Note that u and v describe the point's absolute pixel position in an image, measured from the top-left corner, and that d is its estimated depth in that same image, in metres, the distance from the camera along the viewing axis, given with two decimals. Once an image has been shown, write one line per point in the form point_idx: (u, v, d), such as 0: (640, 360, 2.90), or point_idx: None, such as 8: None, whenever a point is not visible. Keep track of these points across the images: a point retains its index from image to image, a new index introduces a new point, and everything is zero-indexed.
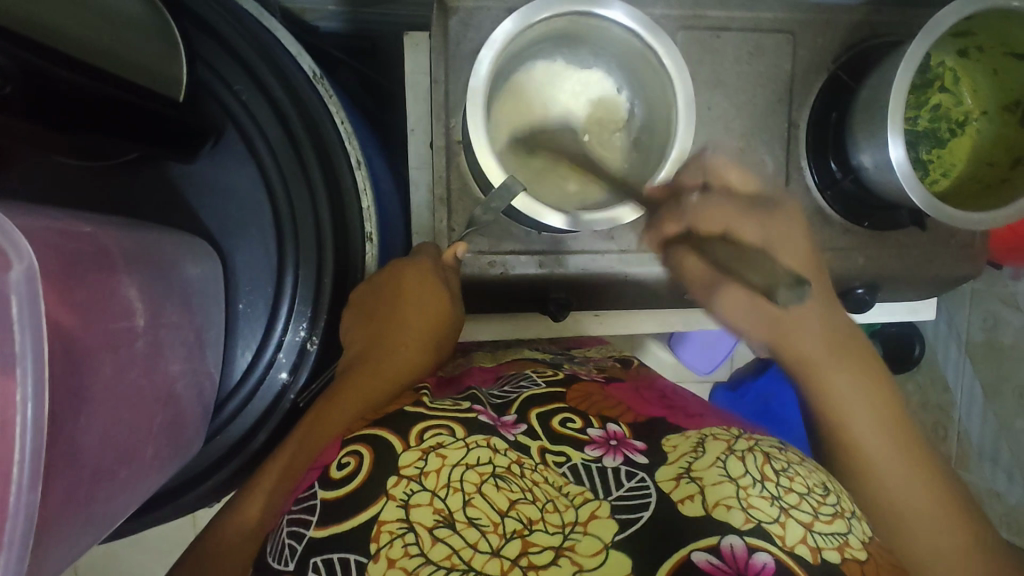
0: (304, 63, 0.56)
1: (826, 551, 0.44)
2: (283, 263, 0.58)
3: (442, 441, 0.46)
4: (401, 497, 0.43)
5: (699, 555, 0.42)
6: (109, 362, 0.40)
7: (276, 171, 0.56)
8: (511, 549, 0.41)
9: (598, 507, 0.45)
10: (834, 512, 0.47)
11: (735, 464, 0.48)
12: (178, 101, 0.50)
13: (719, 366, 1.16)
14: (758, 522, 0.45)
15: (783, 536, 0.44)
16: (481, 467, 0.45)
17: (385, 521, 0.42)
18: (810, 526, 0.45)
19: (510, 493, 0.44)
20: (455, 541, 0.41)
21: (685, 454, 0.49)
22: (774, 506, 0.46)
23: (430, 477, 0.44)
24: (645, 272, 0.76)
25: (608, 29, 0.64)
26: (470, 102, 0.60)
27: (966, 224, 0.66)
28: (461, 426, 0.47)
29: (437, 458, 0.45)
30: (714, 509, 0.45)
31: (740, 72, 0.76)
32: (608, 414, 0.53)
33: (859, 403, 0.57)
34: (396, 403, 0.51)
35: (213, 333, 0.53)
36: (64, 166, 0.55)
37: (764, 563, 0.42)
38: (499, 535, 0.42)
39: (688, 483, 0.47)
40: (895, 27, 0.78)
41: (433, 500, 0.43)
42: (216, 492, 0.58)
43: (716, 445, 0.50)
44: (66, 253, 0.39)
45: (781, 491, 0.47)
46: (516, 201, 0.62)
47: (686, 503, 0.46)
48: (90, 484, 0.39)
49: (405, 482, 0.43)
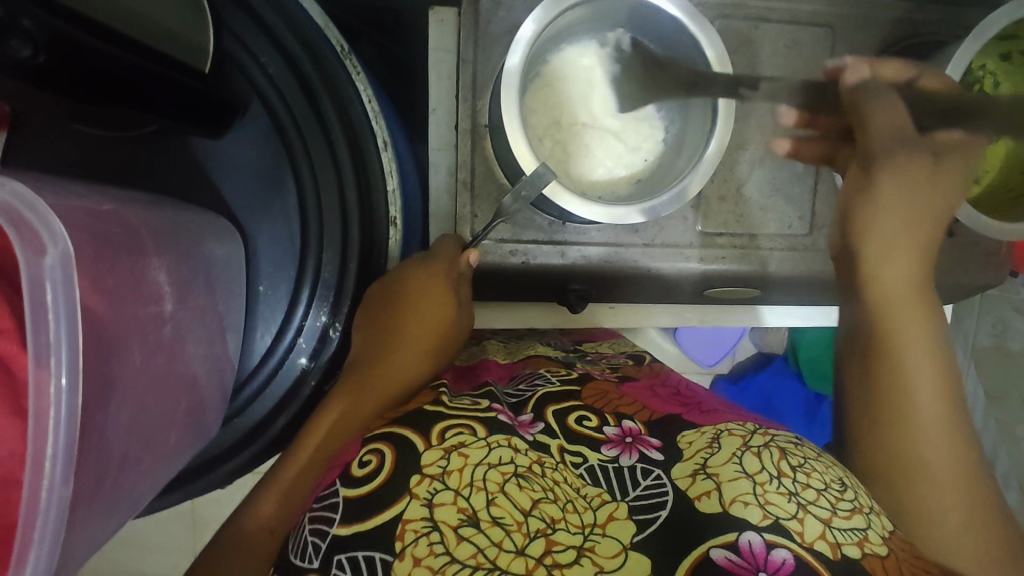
0: (332, 34, 0.53)
1: (846, 546, 0.43)
2: (306, 243, 0.56)
3: (464, 440, 0.45)
4: (425, 496, 0.42)
5: (718, 551, 0.42)
6: (138, 348, 0.38)
7: (300, 148, 0.54)
8: (536, 548, 0.41)
9: (616, 509, 0.45)
10: (853, 507, 0.45)
11: (751, 460, 0.47)
12: (203, 73, 0.47)
13: (723, 359, 1.15)
14: (776, 518, 0.44)
15: (802, 531, 0.43)
16: (503, 466, 0.44)
17: (410, 519, 0.41)
18: (829, 521, 0.44)
19: (532, 493, 0.44)
20: (479, 541, 0.40)
21: (700, 450, 0.49)
22: (792, 502, 0.44)
23: (453, 476, 0.43)
24: (668, 266, 0.75)
25: (650, 14, 0.62)
26: (505, 84, 0.58)
27: (999, 232, 0.65)
28: (484, 426, 0.47)
29: (459, 457, 0.44)
30: (731, 506, 0.45)
31: (776, 65, 0.74)
32: (624, 411, 0.53)
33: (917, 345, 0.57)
34: (414, 402, 0.50)
35: (234, 315, 0.51)
36: (80, 134, 0.53)
37: (783, 559, 0.41)
38: (524, 534, 0.41)
39: (705, 479, 0.47)
40: (939, 25, 0.76)
41: (457, 499, 0.42)
42: (232, 475, 0.57)
43: (732, 440, 0.50)
44: (95, 234, 0.37)
45: (798, 487, 0.46)
46: (547, 188, 0.60)
47: (702, 500, 0.46)
48: (118, 473, 0.37)
49: (428, 481, 0.43)
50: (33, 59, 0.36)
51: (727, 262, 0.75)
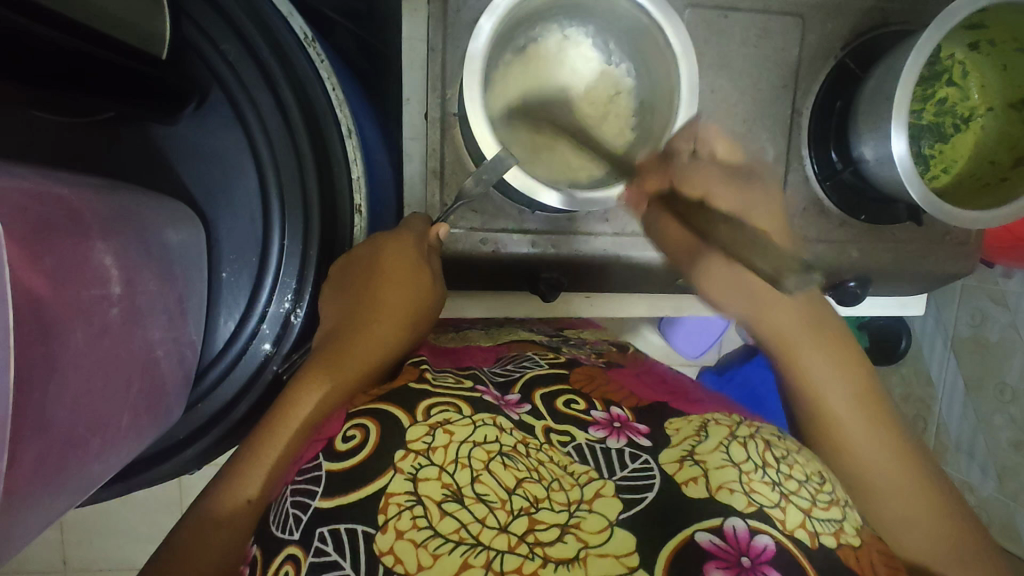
0: (295, 24, 0.54)
1: (823, 536, 0.44)
2: (268, 230, 0.56)
3: (449, 417, 0.46)
4: (410, 471, 0.43)
5: (704, 534, 0.43)
6: (82, 330, 0.38)
7: (263, 135, 0.54)
8: (518, 526, 0.41)
9: (603, 486, 0.45)
10: (831, 499, 0.47)
11: (738, 450, 0.49)
12: (160, 60, 0.48)
13: (705, 350, 1.13)
14: (760, 505, 0.45)
15: (784, 519, 0.44)
16: (489, 445, 0.45)
17: (393, 493, 0.42)
18: (809, 511, 0.45)
19: (516, 472, 0.44)
20: (463, 516, 0.41)
21: (688, 437, 0.50)
22: (775, 492, 0.46)
23: (438, 452, 0.44)
24: (640, 257, 0.76)
25: (616, 3, 0.62)
26: (468, 71, 0.58)
27: (962, 223, 0.65)
28: (468, 404, 0.48)
29: (444, 434, 0.45)
30: (717, 492, 0.46)
31: (746, 55, 0.74)
32: (612, 397, 0.54)
33: (817, 355, 0.55)
34: (396, 380, 0.51)
35: (194, 301, 0.52)
36: (39, 120, 0.53)
37: (765, 545, 0.42)
38: (507, 512, 0.42)
39: (692, 465, 0.47)
40: (908, 15, 0.76)
41: (441, 475, 0.43)
42: (198, 459, 0.58)
43: (719, 430, 0.51)
44: (34, 217, 0.37)
45: (781, 477, 0.47)
46: (509, 176, 0.60)
47: (689, 486, 0.46)
48: (63, 454, 0.38)
49: (413, 457, 0.43)
50: None
51: None
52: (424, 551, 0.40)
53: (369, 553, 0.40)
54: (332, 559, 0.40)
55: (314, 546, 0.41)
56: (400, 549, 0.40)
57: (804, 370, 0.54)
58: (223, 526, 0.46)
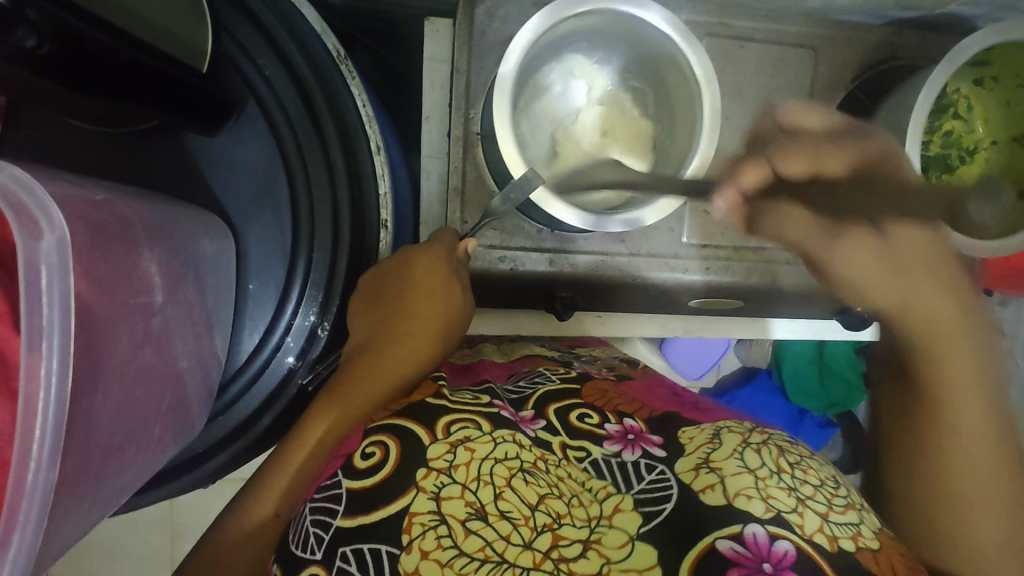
0: (328, 40, 0.54)
1: (842, 540, 0.43)
2: (296, 245, 0.57)
3: (470, 434, 0.46)
4: (432, 489, 0.42)
5: (724, 542, 0.42)
6: (126, 338, 0.39)
7: (295, 150, 0.55)
8: (543, 542, 0.41)
9: (621, 500, 0.46)
10: (847, 503, 0.47)
11: (751, 456, 0.48)
12: (201, 73, 0.48)
13: (707, 372, 1.10)
14: (778, 511, 0.44)
15: (802, 524, 0.43)
16: (509, 461, 0.45)
17: (416, 512, 0.41)
18: (825, 515, 0.45)
19: (538, 488, 0.44)
20: (488, 534, 0.41)
21: (702, 445, 0.49)
22: (791, 497, 0.45)
23: (460, 470, 0.44)
24: (653, 277, 0.76)
25: (643, 31, 0.64)
26: (498, 92, 0.59)
27: (978, 251, 0.66)
28: (488, 421, 0.48)
29: (465, 452, 0.44)
30: (735, 499, 0.45)
31: (761, 83, 0.76)
32: (624, 409, 0.54)
33: (942, 304, 0.55)
34: (415, 395, 0.51)
35: (222, 313, 0.52)
36: (76, 129, 0.54)
37: (786, 550, 0.42)
38: (531, 529, 0.42)
39: (707, 473, 0.47)
40: (917, 50, 0.79)
41: (464, 493, 0.42)
42: (214, 474, 0.57)
43: (732, 437, 0.50)
44: (94, 226, 0.38)
45: (797, 482, 0.47)
46: (534, 194, 0.61)
47: (708, 493, 0.45)
48: (101, 462, 0.38)
49: (435, 475, 0.43)
50: (36, 50, 0.35)
51: (710, 273, 0.76)
52: (449, 570, 0.39)
53: (394, 570, 0.40)
54: None
55: (336, 565, 0.40)
56: (425, 569, 0.39)
57: (940, 361, 0.54)
58: (243, 542, 0.45)
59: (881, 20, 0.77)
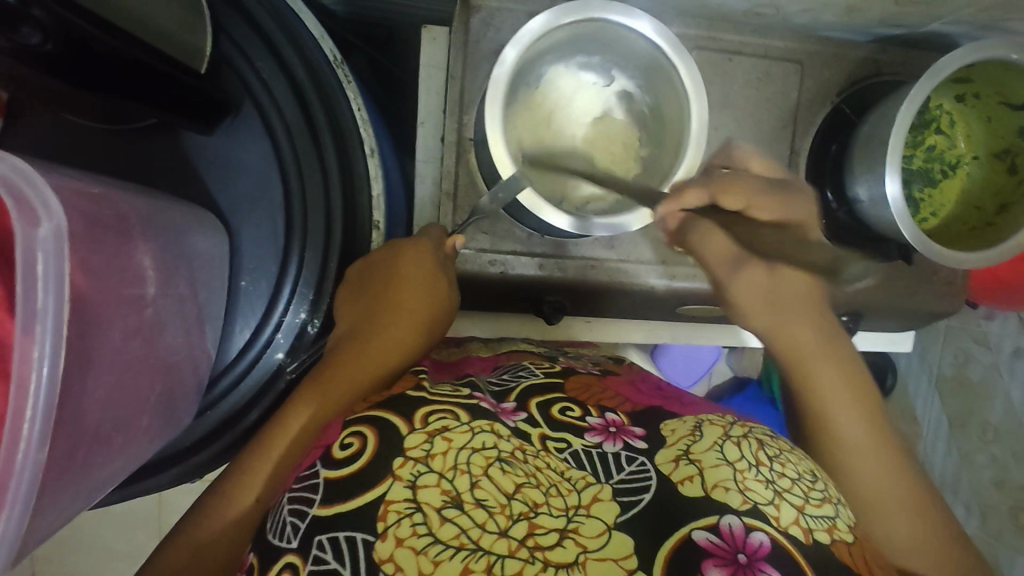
0: (326, 47, 0.55)
1: (817, 532, 0.44)
2: (289, 243, 0.58)
3: (448, 424, 0.46)
4: (408, 478, 0.43)
5: (699, 533, 0.43)
6: (118, 327, 0.40)
7: (290, 151, 0.56)
8: (519, 530, 0.42)
9: (599, 490, 0.45)
10: (823, 497, 0.47)
11: (732, 449, 0.48)
12: (198, 73, 0.49)
13: (699, 381, 1.11)
14: (755, 503, 0.45)
15: (778, 516, 0.44)
16: (487, 451, 0.45)
17: (393, 500, 0.42)
18: (802, 508, 0.45)
19: (516, 477, 0.44)
20: (462, 523, 0.41)
21: (684, 437, 0.50)
22: (769, 489, 0.46)
23: (436, 459, 0.44)
24: (640, 284, 0.78)
25: (634, 42, 0.66)
26: (490, 93, 0.60)
27: (951, 262, 0.68)
28: (466, 412, 0.48)
29: (443, 441, 0.45)
30: (713, 490, 0.46)
31: (749, 96, 0.78)
32: (606, 403, 0.54)
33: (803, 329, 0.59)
34: (395, 387, 0.51)
35: (213, 308, 0.53)
36: (79, 126, 0.55)
37: (761, 542, 0.43)
38: (507, 517, 0.42)
39: (687, 465, 0.47)
40: (900, 67, 0.81)
41: (440, 481, 0.43)
42: (202, 468, 0.58)
43: (713, 430, 0.51)
44: (89, 217, 0.39)
45: (774, 475, 0.47)
46: (522, 197, 0.62)
47: (686, 484, 0.46)
48: (90, 447, 0.39)
49: (411, 464, 0.43)
50: (41, 46, 0.37)
51: (697, 280, 0.78)
52: (424, 558, 0.40)
53: (370, 561, 0.40)
54: (330, 567, 0.40)
55: (312, 554, 0.41)
56: (400, 557, 0.40)
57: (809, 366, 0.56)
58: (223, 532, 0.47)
59: (866, 37, 0.79)
